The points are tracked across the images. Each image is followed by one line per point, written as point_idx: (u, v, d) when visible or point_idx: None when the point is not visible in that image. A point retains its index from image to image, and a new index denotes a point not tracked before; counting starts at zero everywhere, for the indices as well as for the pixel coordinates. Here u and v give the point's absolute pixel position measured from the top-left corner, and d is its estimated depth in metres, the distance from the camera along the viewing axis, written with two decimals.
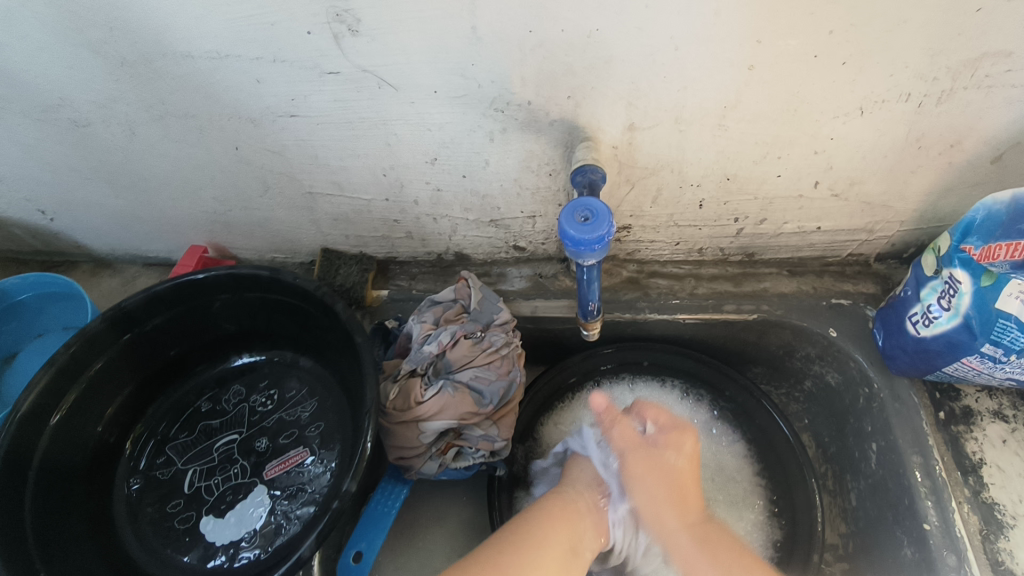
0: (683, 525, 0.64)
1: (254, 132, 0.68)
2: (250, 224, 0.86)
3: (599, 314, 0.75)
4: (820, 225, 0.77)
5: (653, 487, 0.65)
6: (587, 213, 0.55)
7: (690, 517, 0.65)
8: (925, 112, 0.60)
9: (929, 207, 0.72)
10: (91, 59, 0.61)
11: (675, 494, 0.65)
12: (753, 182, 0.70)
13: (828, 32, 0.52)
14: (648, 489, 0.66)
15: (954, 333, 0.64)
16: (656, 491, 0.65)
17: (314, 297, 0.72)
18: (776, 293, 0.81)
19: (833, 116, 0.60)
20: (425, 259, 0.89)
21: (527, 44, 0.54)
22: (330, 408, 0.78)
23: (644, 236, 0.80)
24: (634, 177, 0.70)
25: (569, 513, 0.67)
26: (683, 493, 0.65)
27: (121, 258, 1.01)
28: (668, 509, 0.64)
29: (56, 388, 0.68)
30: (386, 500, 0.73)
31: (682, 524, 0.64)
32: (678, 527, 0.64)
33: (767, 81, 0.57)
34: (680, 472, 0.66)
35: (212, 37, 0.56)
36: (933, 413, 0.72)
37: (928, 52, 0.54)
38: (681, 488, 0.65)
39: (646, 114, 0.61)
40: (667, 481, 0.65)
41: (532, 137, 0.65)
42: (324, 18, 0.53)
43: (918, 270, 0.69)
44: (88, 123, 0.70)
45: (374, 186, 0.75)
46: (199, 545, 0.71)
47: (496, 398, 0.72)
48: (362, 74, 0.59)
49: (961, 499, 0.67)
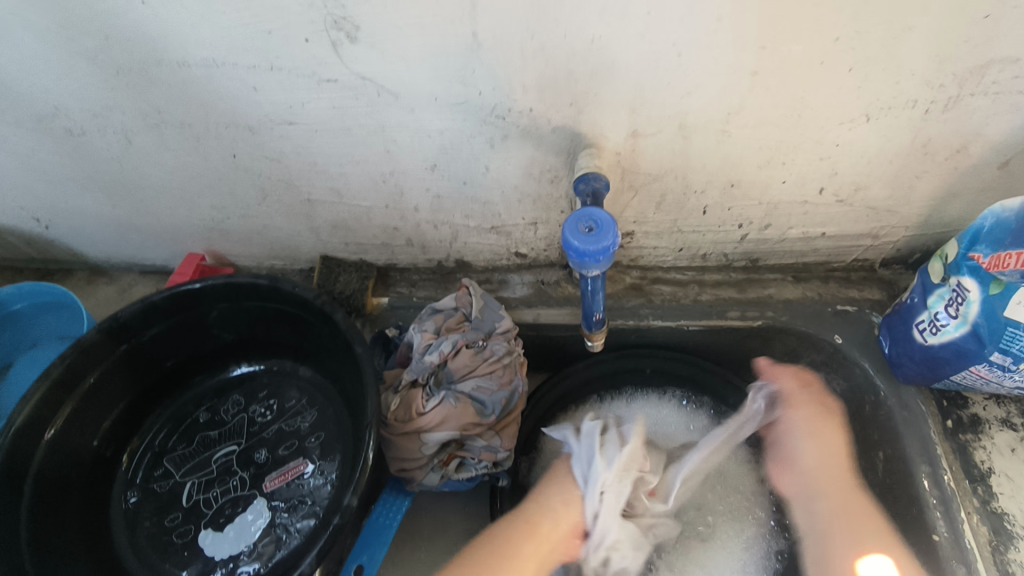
0: (841, 478, 0.69)
1: (252, 140, 0.67)
2: (247, 232, 0.85)
3: (604, 326, 0.74)
4: (825, 230, 0.76)
5: (819, 441, 0.73)
6: (591, 223, 0.55)
7: (837, 466, 0.71)
8: (931, 118, 0.59)
9: (935, 212, 0.72)
10: (85, 68, 0.60)
11: (830, 451, 0.72)
12: (758, 188, 0.69)
13: (835, 38, 0.51)
14: (822, 446, 0.72)
15: (962, 341, 0.64)
16: (823, 445, 0.72)
17: (313, 306, 0.71)
18: (781, 299, 0.80)
19: (839, 122, 0.60)
20: (425, 266, 0.88)
21: (528, 51, 0.53)
22: (330, 418, 0.77)
23: (647, 242, 0.79)
24: (638, 183, 0.69)
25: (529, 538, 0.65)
26: (837, 456, 0.71)
27: (117, 265, 1.00)
28: (828, 458, 0.71)
29: (52, 401, 0.67)
30: (388, 512, 0.72)
31: (839, 473, 0.70)
32: (825, 473, 0.70)
33: (772, 87, 0.56)
34: (819, 440, 0.73)
35: (208, 45, 0.55)
36: (940, 421, 0.71)
37: (935, 58, 0.53)
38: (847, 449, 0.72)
39: (650, 120, 0.60)
40: (816, 436, 0.73)
41: (534, 144, 0.64)
42: (322, 26, 0.52)
43: (924, 276, 0.68)
44: (82, 131, 0.69)
45: (374, 194, 0.74)
46: (199, 559, 0.70)
47: (498, 408, 0.71)
48: (361, 81, 0.58)
49: (971, 509, 0.67)
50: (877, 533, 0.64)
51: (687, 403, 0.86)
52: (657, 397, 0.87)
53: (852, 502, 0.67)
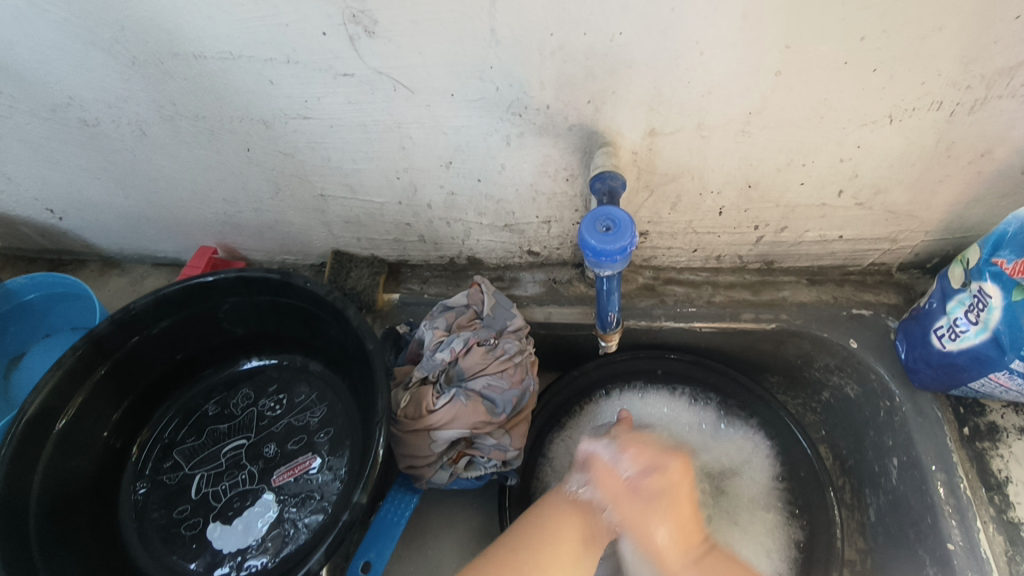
0: (688, 561, 0.58)
1: (266, 134, 0.67)
2: (260, 226, 0.85)
3: (619, 326, 0.74)
4: (842, 234, 0.75)
5: (645, 528, 0.59)
6: (609, 222, 0.54)
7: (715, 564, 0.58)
8: (956, 121, 0.58)
9: (956, 217, 0.71)
10: (100, 59, 0.60)
11: (681, 529, 0.59)
12: (776, 189, 0.68)
13: (860, 37, 0.50)
14: (668, 535, 0.59)
15: (982, 348, 0.63)
16: (666, 523, 0.59)
17: (325, 302, 0.71)
18: (795, 302, 0.79)
19: (861, 124, 0.59)
20: (437, 263, 0.88)
21: (548, 47, 0.53)
22: (340, 413, 0.77)
23: (661, 242, 0.79)
24: (654, 183, 0.68)
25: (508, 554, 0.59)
26: (682, 522, 0.60)
27: (130, 257, 1.00)
28: (670, 550, 0.58)
29: (63, 392, 0.67)
30: (396, 509, 0.72)
31: (690, 556, 0.58)
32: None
33: (794, 87, 0.55)
34: (664, 496, 0.60)
35: (225, 38, 0.55)
36: (957, 429, 0.71)
37: (963, 60, 0.52)
38: (687, 522, 0.60)
39: (668, 120, 0.60)
40: (653, 509, 0.59)
41: (551, 142, 0.63)
42: (339, 19, 0.52)
43: (944, 281, 0.67)
44: (97, 122, 0.69)
45: (387, 189, 0.74)
46: (207, 552, 0.70)
47: (508, 406, 0.70)
48: (377, 76, 0.57)
49: (986, 518, 0.66)
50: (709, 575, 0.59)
51: (696, 400, 0.85)
52: (668, 393, 0.86)
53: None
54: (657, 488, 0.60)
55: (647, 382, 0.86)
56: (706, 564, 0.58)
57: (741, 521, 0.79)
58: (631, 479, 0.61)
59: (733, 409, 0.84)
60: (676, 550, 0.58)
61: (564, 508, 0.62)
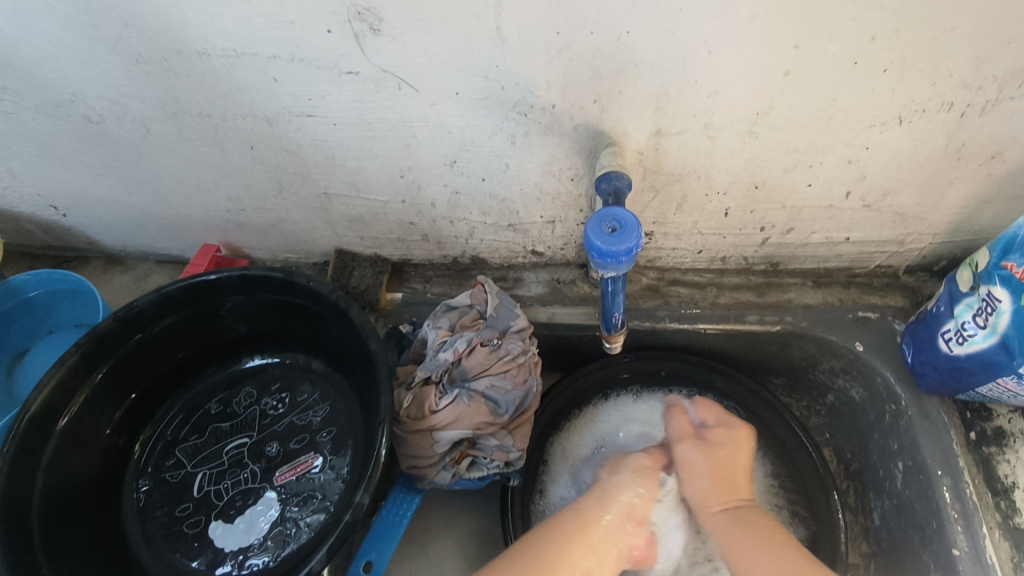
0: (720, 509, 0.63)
1: (270, 131, 0.67)
2: (263, 224, 0.85)
3: (624, 327, 0.74)
4: (849, 236, 0.74)
5: (700, 475, 0.65)
6: (614, 224, 0.54)
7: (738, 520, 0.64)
8: (967, 122, 0.57)
9: (965, 219, 0.70)
10: (105, 56, 0.60)
11: (727, 483, 0.64)
12: (782, 191, 0.68)
13: (870, 37, 0.50)
14: (706, 481, 0.64)
15: (990, 352, 0.62)
16: (711, 471, 0.64)
17: (328, 301, 0.70)
18: (800, 304, 0.79)
19: (869, 125, 0.58)
20: (440, 262, 0.88)
21: (554, 46, 0.52)
22: (342, 413, 0.76)
23: (666, 243, 0.78)
24: (659, 183, 0.68)
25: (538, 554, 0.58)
26: (733, 479, 0.64)
27: (134, 255, 1.00)
28: (711, 494, 0.63)
29: (66, 390, 0.67)
30: (398, 509, 0.72)
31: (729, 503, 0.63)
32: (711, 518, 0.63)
33: (803, 88, 0.55)
34: (730, 452, 0.66)
35: (230, 35, 0.55)
36: (963, 433, 0.70)
37: (974, 61, 0.51)
38: (738, 478, 0.65)
39: (674, 120, 0.59)
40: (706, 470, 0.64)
41: (556, 141, 0.63)
42: (344, 17, 0.51)
43: (952, 285, 0.67)
44: (102, 120, 0.69)
45: (391, 188, 0.73)
46: (209, 550, 0.70)
47: (511, 407, 0.70)
48: (382, 75, 0.57)
49: (992, 523, 0.66)
50: (757, 547, 0.58)
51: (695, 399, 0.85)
52: (665, 393, 0.85)
53: (720, 523, 0.62)
54: (722, 442, 0.66)
55: (646, 383, 0.85)
56: (738, 518, 0.61)
57: None
58: (701, 436, 0.67)
59: (732, 410, 0.83)
60: (722, 502, 0.63)
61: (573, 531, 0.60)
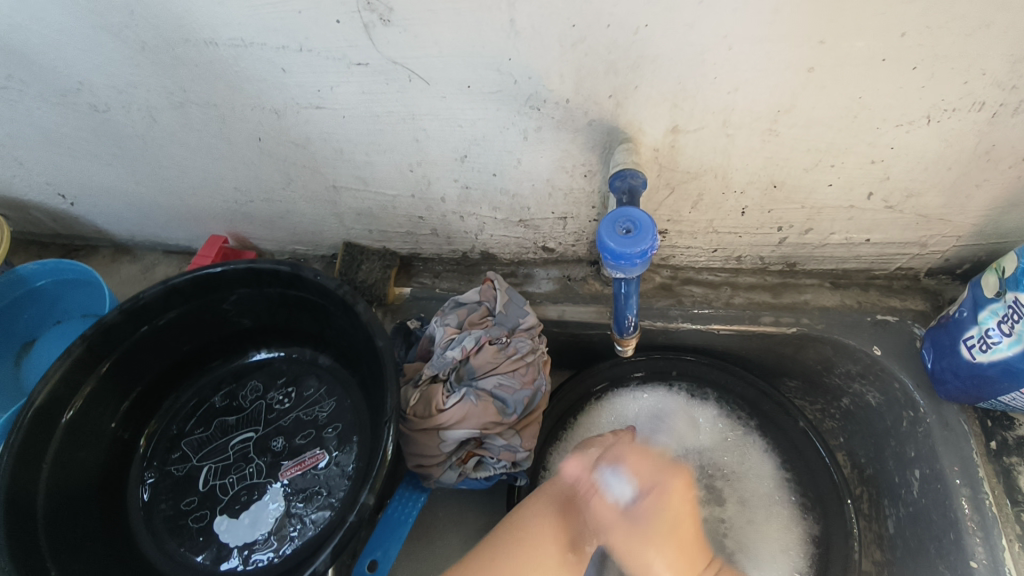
0: None
1: (277, 123, 0.65)
2: (272, 216, 0.84)
3: (637, 328, 0.72)
4: (869, 237, 0.72)
5: (645, 558, 0.59)
6: (629, 225, 0.52)
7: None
8: (998, 123, 0.55)
9: (991, 222, 0.68)
10: (110, 44, 0.58)
11: (681, 551, 0.60)
12: (802, 190, 0.66)
13: (901, 33, 0.47)
14: (664, 564, 0.59)
15: (1015, 361, 0.60)
16: (666, 552, 0.59)
17: (335, 296, 0.69)
18: (817, 306, 0.77)
19: (896, 124, 0.56)
20: (449, 257, 0.86)
21: (569, 39, 0.51)
22: (349, 409, 0.76)
23: (681, 241, 0.77)
24: (675, 181, 0.66)
25: (553, 508, 0.64)
26: (686, 546, 0.60)
27: (142, 245, 1.00)
28: None
29: (71, 382, 0.67)
30: (403, 508, 0.71)
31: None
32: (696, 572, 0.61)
33: (826, 85, 0.52)
34: (670, 515, 0.60)
35: (236, 24, 0.53)
36: (983, 442, 0.68)
37: (1008, 59, 0.49)
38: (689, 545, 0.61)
39: (692, 116, 0.57)
40: (654, 536, 0.59)
41: (568, 136, 0.61)
42: (354, 7, 0.50)
43: (976, 289, 0.64)
44: (108, 109, 0.68)
45: (400, 182, 0.72)
46: (213, 545, 0.70)
47: (520, 407, 0.69)
48: (392, 66, 0.55)
49: (1012, 536, 0.64)
50: None
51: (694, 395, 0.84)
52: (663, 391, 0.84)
53: None
54: (654, 515, 0.59)
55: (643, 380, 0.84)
56: None
57: (757, 519, 0.78)
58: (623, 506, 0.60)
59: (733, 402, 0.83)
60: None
61: (556, 507, 0.64)
